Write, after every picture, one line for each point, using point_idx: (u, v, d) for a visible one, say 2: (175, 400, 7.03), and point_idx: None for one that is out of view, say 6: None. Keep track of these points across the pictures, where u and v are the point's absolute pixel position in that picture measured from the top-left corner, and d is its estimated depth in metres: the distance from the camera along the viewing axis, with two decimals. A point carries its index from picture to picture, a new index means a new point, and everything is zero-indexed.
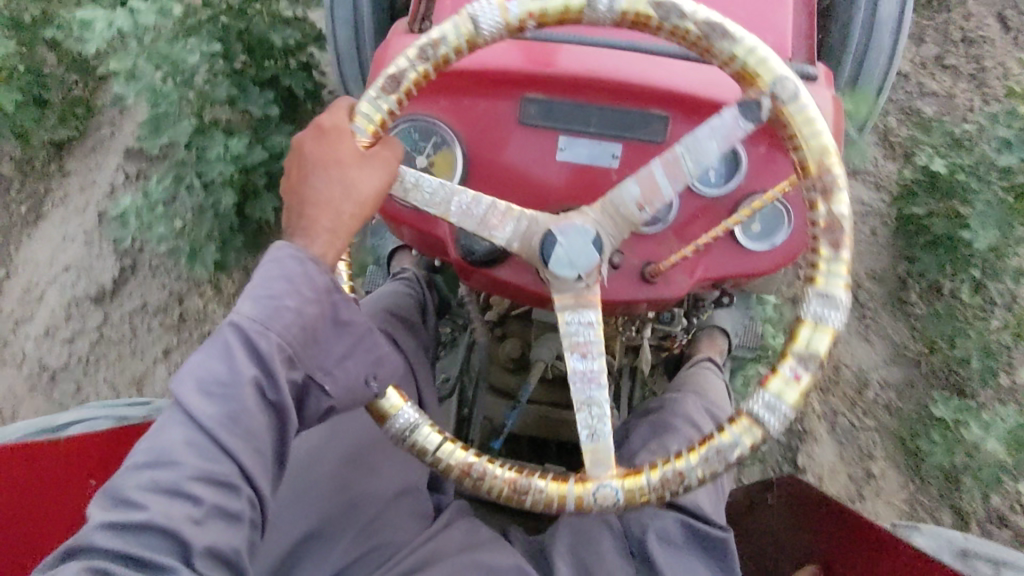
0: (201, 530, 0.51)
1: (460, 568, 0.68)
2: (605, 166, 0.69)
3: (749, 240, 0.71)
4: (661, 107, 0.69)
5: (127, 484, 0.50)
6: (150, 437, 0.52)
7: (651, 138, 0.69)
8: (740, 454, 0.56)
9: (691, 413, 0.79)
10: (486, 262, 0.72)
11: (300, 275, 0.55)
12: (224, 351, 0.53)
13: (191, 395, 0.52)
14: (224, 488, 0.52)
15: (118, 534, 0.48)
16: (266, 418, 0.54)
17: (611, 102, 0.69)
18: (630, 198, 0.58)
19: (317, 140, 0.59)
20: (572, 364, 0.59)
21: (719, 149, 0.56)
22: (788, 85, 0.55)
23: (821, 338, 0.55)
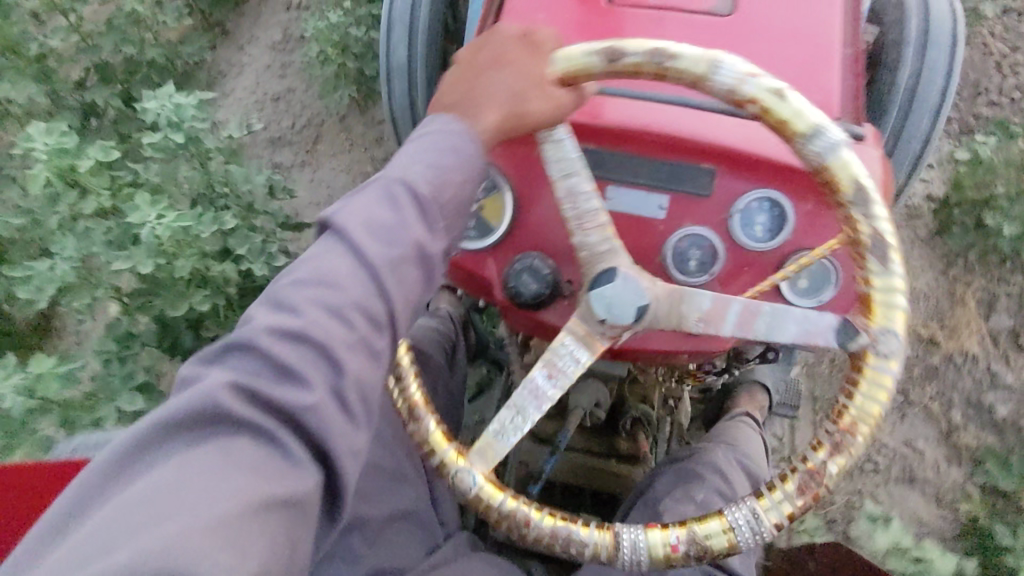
0: (353, 358, 0.48)
1: None
2: (652, 217, 0.71)
3: (797, 296, 0.70)
4: (709, 162, 0.70)
5: (290, 294, 0.48)
6: (311, 256, 0.50)
7: (698, 191, 0.70)
8: (588, 552, 0.59)
9: (723, 466, 0.78)
10: (530, 305, 0.73)
11: (467, 150, 0.56)
12: (387, 196, 0.52)
13: (355, 228, 0.50)
14: (374, 325, 0.50)
15: (274, 341, 0.46)
16: (418, 272, 0.52)
17: (661, 154, 0.70)
18: (697, 307, 0.59)
19: (525, 41, 0.59)
20: (535, 373, 0.61)
21: (794, 337, 0.58)
22: (891, 343, 0.55)
23: (720, 539, 0.57)
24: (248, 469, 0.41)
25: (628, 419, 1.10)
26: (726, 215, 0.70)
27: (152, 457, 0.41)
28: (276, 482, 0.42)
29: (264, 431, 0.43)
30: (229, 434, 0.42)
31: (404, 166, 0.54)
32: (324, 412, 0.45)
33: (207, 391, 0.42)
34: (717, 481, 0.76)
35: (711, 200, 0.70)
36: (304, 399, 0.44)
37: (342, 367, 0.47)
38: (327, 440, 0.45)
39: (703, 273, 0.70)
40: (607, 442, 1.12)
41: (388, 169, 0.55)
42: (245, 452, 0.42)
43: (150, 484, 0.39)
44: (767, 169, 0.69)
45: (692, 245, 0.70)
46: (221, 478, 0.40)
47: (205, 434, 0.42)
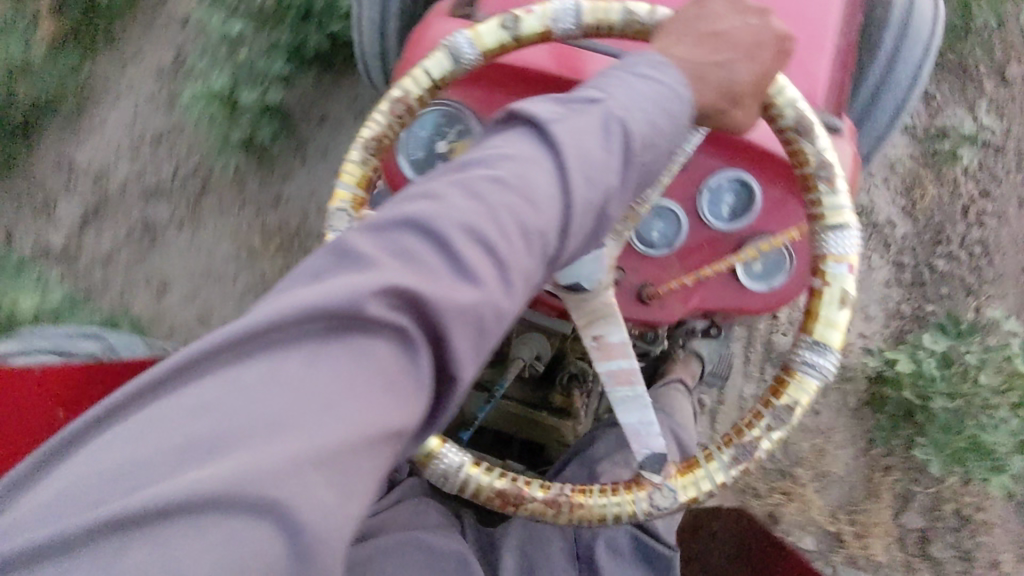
0: (517, 285, 0.45)
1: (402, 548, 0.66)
2: None
3: (750, 279, 0.71)
4: None
5: (486, 191, 0.45)
6: (517, 154, 0.47)
7: None
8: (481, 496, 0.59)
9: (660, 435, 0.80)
10: None
11: (674, 111, 0.54)
12: (608, 126, 0.51)
13: (566, 144, 0.48)
14: (538, 255, 0.47)
15: (462, 242, 0.43)
16: (592, 216, 0.50)
17: None
18: (606, 331, 0.60)
19: (774, 56, 0.60)
20: None
21: (630, 423, 0.59)
22: (666, 500, 0.57)
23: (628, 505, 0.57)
24: (378, 385, 0.38)
25: (565, 375, 1.09)
26: (696, 191, 0.69)
27: (283, 345, 0.37)
28: (400, 404, 0.39)
29: (407, 339, 0.40)
30: (382, 329, 0.39)
31: (625, 100, 0.52)
32: (467, 334, 0.42)
33: (384, 281, 0.39)
34: (655, 448, 0.78)
35: (683, 175, 0.69)
36: (461, 315, 0.42)
37: (510, 293, 0.45)
38: (455, 366, 0.42)
39: (665, 247, 0.70)
40: (542, 395, 1.12)
41: (611, 87, 0.53)
42: (381, 364, 0.39)
43: (273, 374, 0.37)
44: (743, 152, 0.69)
45: (659, 218, 0.70)
46: (347, 392, 0.37)
47: (341, 334, 0.38)
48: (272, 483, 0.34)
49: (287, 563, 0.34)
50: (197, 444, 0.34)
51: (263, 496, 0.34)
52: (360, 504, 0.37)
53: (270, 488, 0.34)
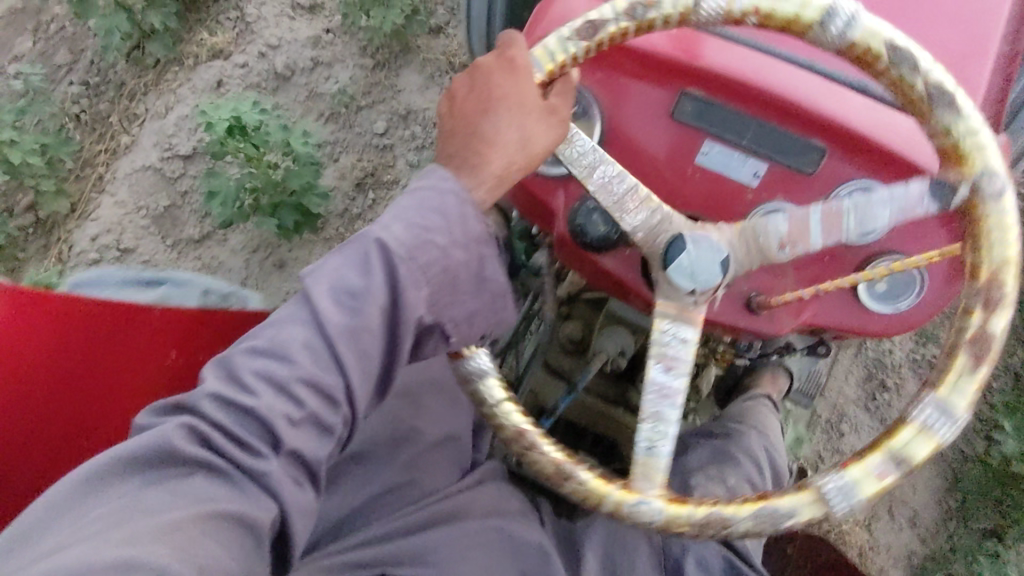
0: (294, 433, 0.49)
1: (488, 534, 0.69)
2: (743, 183, 0.66)
3: (872, 298, 0.66)
4: (823, 139, 0.64)
5: (243, 364, 0.50)
6: (273, 324, 0.51)
7: (802, 168, 0.65)
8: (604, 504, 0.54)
9: (757, 454, 0.76)
10: (592, 248, 0.69)
11: (456, 212, 0.53)
12: (359, 261, 0.51)
13: (322, 293, 0.50)
14: (329, 401, 0.50)
15: (213, 408, 0.48)
16: (383, 345, 0.51)
17: (771, 119, 0.64)
18: (775, 234, 0.57)
19: (504, 70, 0.58)
20: (653, 374, 0.56)
21: (892, 221, 0.55)
22: (993, 181, 0.53)
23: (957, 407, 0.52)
24: (191, 502, 0.45)
25: (646, 375, 1.07)
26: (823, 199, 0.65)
27: (115, 485, 0.46)
28: (223, 503, 0.46)
29: (217, 473, 0.47)
30: (176, 475, 0.46)
31: (383, 226, 0.52)
32: (271, 475, 0.48)
33: (154, 438, 0.47)
34: (750, 469, 0.74)
35: (811, 179, 0.65)
36: (254, 461, 0.48)
37: (284, 440, 0.48)
38: (274, 492, 0.48)
39: None
40: (621, 391, 1.11)
41: (370, 228, 0.52)
42: (191, 489, 0.46)
43: (115, 497, 0.45)
44: (884, 164, 0.63)
45: None
46: (159, 511, 0.44)
47: (157, 477, 0.46)
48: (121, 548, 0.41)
49: None
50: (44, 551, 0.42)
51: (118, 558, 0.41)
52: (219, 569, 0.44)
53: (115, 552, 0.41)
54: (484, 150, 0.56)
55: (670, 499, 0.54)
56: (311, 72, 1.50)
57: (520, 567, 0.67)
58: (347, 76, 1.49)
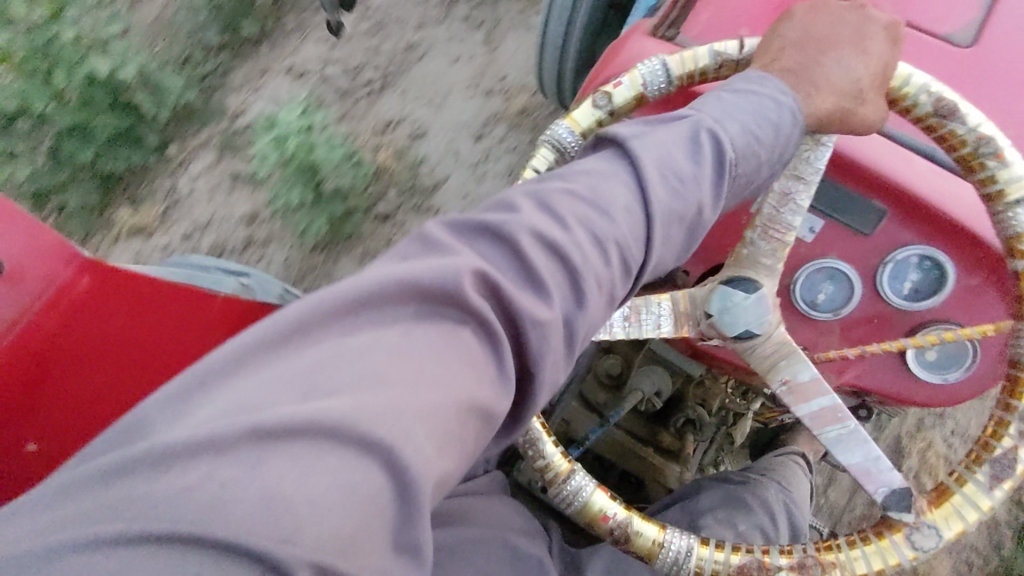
0: (592, 296, 0.46)
1: (494, 543, 0.67)
2: (798, 236, 0.67)
3: (918, 365, 0.65)
4: (885, 201, 0.64)
5: (562, 203, 0.47)
6: (591, 173, 0.50)
7: (860, 228, 0.65)
8: (540, 463, 0.61)
9: (771, 503, 0.75)
10: (639, 282, 0.70)
11: (773, 128, 0.55)
12: (691, 139, 0.52)
13: (649, 165, 0.50)
14: (623, 268, 0.49)
15: (527, 243, 0.44)
16: (684, 230, 0.52)
17: (836, 176, 0.64)
18: (791, 372, 0.58)
19: (814, 10, 0.60)
20: (616, 310, 0.60)
21: (851, 464, 0.57)
22: (928, 541, 0.53)
23: (886, 559, 0.53)
24: (463, 366, 0.40)
25: (680, 419, 1.07)
26: (878, 261, 0.64)
27: (382, 312, 0.40)
28: (480, 386, 0.40)
29: (489, 330, 0.41)
30: (458, 323, 0.40)
31: (718, 117, 0.54)
32: (553, 331, 0.44)
33: (459, 264, 0.41)
34: (763, 520, 0.72)
35: (868, 241, 0.65)
36: (542, 309, 0.43)
37: (576, 302, 0.46)
38: (545, 359, 0.43)
39: (829, 312, 0.66)
40: (652, 432, 1.10)
41: (700, 117, 0.54)
42: (465, 345, 0.40)
43: (375, 343, 0.38)
44: (954, 233, 0.62)
45: (825, 280, 0.66)
46: (444, 361, 0.39)
47: (434, 313, 0.40)
48: (384, 423, 0.35)
49: (392, 510, 0.35)
50: (245, 430, 0.33)
51: (374, 436, 0.35)
52: (451, 460, 0.38)
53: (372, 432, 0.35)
54: (820, 83, 0.58)
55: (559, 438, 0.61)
56: (241, 253, 1.33)
57: None
58: (281, 262, 1.32)
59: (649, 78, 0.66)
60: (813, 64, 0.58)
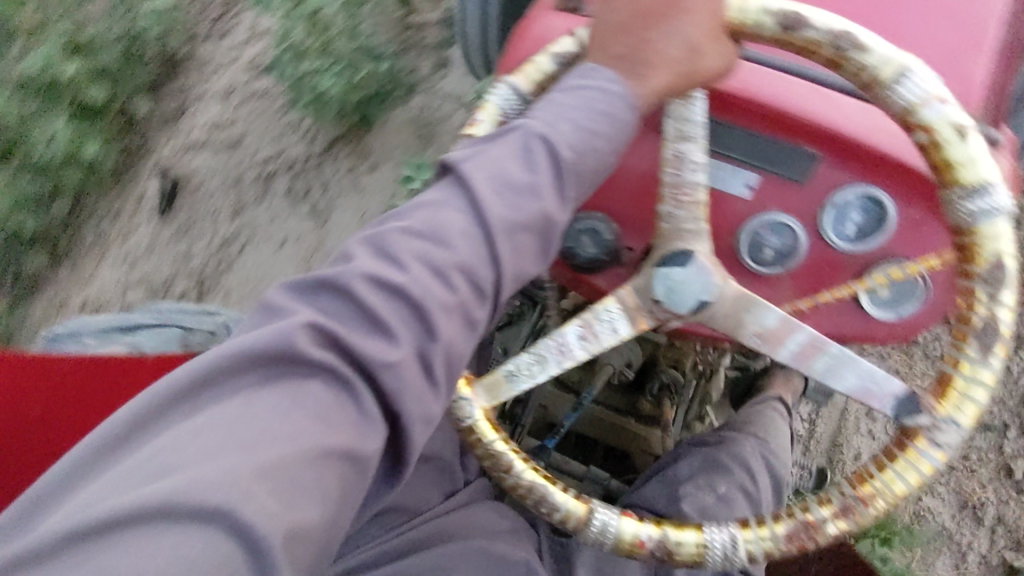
0: (446, 323, 0.46)
1: (473, 554, 0.68)
2: (735, 194, 0.65)
3: (876, 306, 0.64)
4: (814, 146, 0.62)
5: (398, 242, 0.47)
6: (424, 206, 0.49)
7: (793, 176, 0.63)
8: (558, 516, 0.57)
9: (749, 458, 0.75)
10: (582, 269, 0.68)
11: (616, 116, 0.52)
12: (522, 150, 0.50)
13: (482, 184, 0.49)
14: (476, 291, 0.48)
15: (363, 290, 0.45)
16: (534, 240, 0.50)
17: (761, 128, 0.63)
18: (757, 321, 0.55)
19: None
20: (567, 330, 0.57)
21: (850, 389, 0.54)
22: (950, 435, 0.50)
23: (919, 470, 0.51)
24: (311, 419, 0.41)
25: (656, 384, 1.07)
26: (817, 206, 0.63)
27: (225, 386, 0.41)
28: (336, 432, 0.41)
29: (340, 377, 0.43)
30: (304, 379, 0.42)
31: (548, 121, 0.51)
32: (404, 368, 0.45)
33: (290, 323, 0.43)
34: (743, 477, 0.72)
35: (804, 188, 0.63)
36: (387, 350, 0.44)
37: (431, 331, 0.46)
38: (403, 393, 0.45)
39: (777, 265, 0.65)
40: (630, 400, 1.09)
41: (528, 122, 0.52)
42: (314, 399, 0.42)
43: (221, 413, 0.40)
44: (886, 168, 0.61)
45: (771, 233, 0.64)
46: (286, 419, 0.40)
47: (276, 375, 0.42)
48: (219, 489, 0.36)
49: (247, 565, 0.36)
50: (103, 518, 0.35)
51: (208, 504, 0.36)
52: (314, 509, 0.40)
53: (218, 494, 0.36)
54: (653, 60, 0.52)
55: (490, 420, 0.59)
56: None
57: None
58: None
59: (505, 106, 0.59)
60: (640, 42, 0.52)
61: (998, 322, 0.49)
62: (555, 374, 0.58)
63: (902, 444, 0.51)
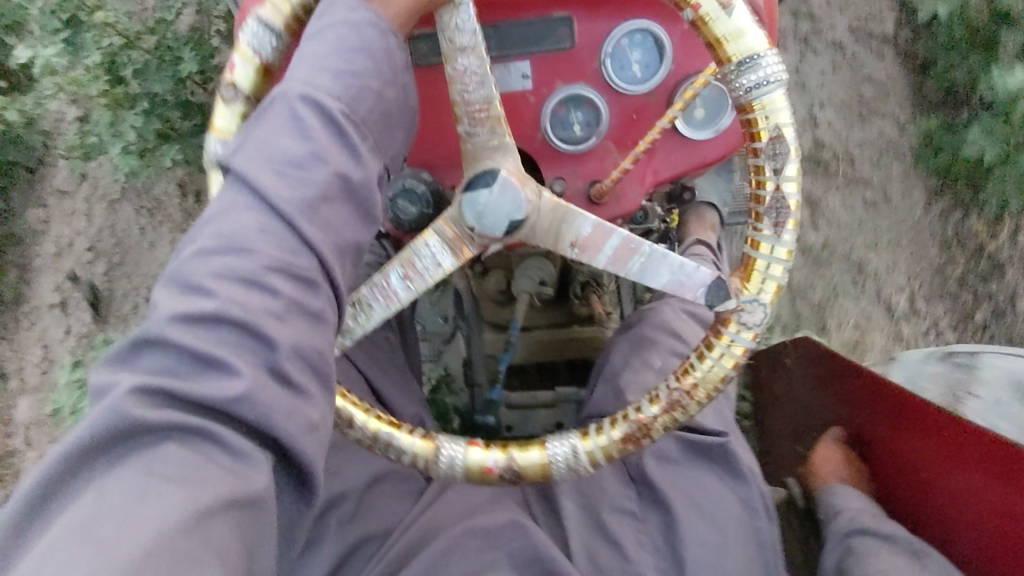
0: (282, 329, 0.43)
1: (464, 539, 0.63)
2: (519, 90, 0.63)
3: (693, 129, 0.63)
4: (562, 8, 0.60)
5: (196, 270, 0.43)
6: (211, 219, 0.45)
7: (561, 46, 0.61)
8: (407, 460, 0.55)
9: (673, 321, 0.72)
10: (415, 232, 0.65)
11: (376, 48, 0.49)
12: (291, 118, 0.46)
13: (261, 169, 0.45)
14: (304, 283, 0.45)
15: (179, 332, 0.41)
16: (345, 208, 0.47)
17: (506, 15, 0.60)
18: (575, 230, 0.53)
19: None
20: (390, 272, 0.56)
21: (665, 285, 0.52)
22: (755, 315, 0.50)
23: (732, 355, 0.51)
24: (177, 483, 0.38)
25: (578, 286, 1.04)
26: (597, 64, 0.61)
27: (72, 486, 0.37)
28: (213, 484, 0.39)
29: (195, 430, 0.40)
30: (151, 447, 0.38)
31: (306, 77, 0.47)
32: (258, 396, 0.41)
33: (115, 394, 0.38)
34: (672, 342, 0.70)
35: (576, 53, 0.61)
36: (228, 386, 0.41)
37: (270, 342, 0.43)
38: (269, 417, 0.42)
39: (592, 136, 0.63)
40: (566, 311, 1.09)
41: (284, 85, 0.47)
42: (172, 462, 0.38)
43: (73, 521, 0.35)
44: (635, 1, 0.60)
45: (571, 110, 0.63)
46: (148, 498, 0.37)
47: (121, 456, 0.38)
48: None
49: None
50: None
51: None
52: (219, 570, 0.37)
53: None
54: None
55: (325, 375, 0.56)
56: None
57: (507, 553, 0.63)
58: None
59: (259, 47, 0.54)
60: None
61: (785, 197, 0.49)
62: (382, 318, 0.57)
63: (718, 325, 0.52)
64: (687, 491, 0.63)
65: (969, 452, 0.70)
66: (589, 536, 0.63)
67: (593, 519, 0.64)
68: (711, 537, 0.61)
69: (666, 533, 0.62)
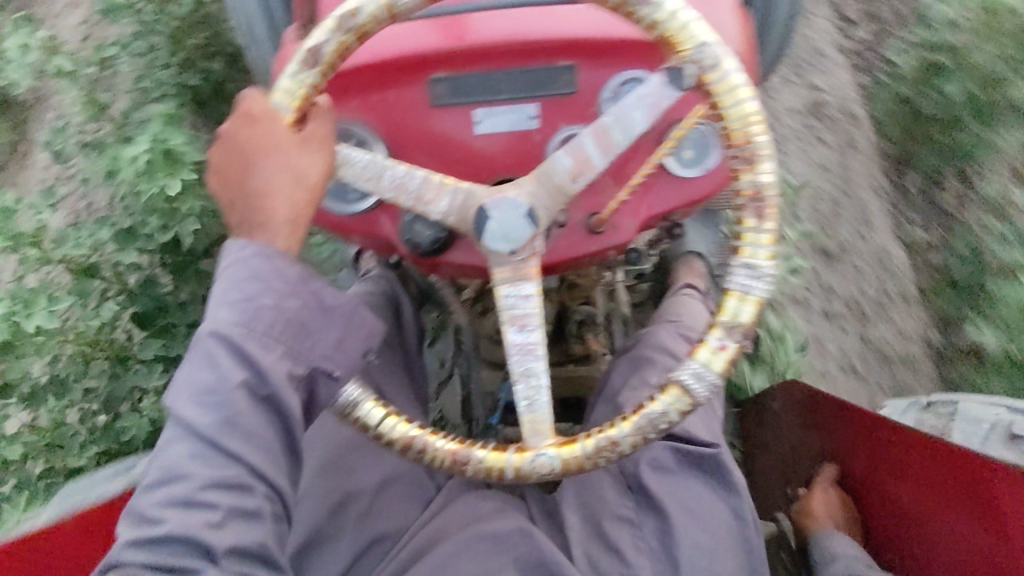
0: (220, 534, 0.57)
1: (470, 542, 0.68)
2: (526, 128, 0.69)
3: (685, 169, 0.71)
4: (565, 57, 0.68)
5: (151, 502, 0.57)
6: (160, 452, 0.58)
7: (565, 91, 0.68)
8: (669, 418, 0.56)
9: (671, 346, 0.77)
10: (431, 252, 0.71)
11: (266, 269, 0.55)
12: (207, 357, 0.55)
13: (187, 406, 0.56)
14: (237, 493, 0.57)
15: (139, 551, 0.57)
16: (264, 417, 0.57)
17: (513, 62, 0.68)
18: (561, 170, 0.58)
19: (246, 122, 0.58)
20: (511, 336, 0.58)
21: (646, 118, 0.57)
22: (709, 52, 0.54)
23: (735, 86, 0.55)
24: None
25: (574, 323, 1.10)
26: (596, 106, 0.68)
27: None
28: None
29: None
30: None
31: (212, 314, 0.56)
32: None
33: None
34: (666, 361, 0.75)
35: (578, 96, 0.68)
36: None
37: (210, 546, 0.56)
38: None
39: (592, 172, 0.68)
40: (563, 350, 1.12)
41: (202, 326, 0.56)
42: None
43: None
44: (629, 50, 0.68)
45: None
46: None
47: None
48: None
49: None
50: None
51: None
52: None
53: None
54: (268, 207, 0.56)
55: (561, 443, 0.57)
56: None
57: (512, 557, 0.67)
58: None
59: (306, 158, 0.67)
60: (246, 191, 0.57)
61: None
62: (547, 365, 0.58)
63: (708, 95, 0.56)
64: (683, 500, 0.67)
65: (960, 465, 0.74)
66: (588, 539, 0.68)
67: (594, 527, 0.68)
68: (704, 541, 0.65)
69: (662, 540, 0.66)
